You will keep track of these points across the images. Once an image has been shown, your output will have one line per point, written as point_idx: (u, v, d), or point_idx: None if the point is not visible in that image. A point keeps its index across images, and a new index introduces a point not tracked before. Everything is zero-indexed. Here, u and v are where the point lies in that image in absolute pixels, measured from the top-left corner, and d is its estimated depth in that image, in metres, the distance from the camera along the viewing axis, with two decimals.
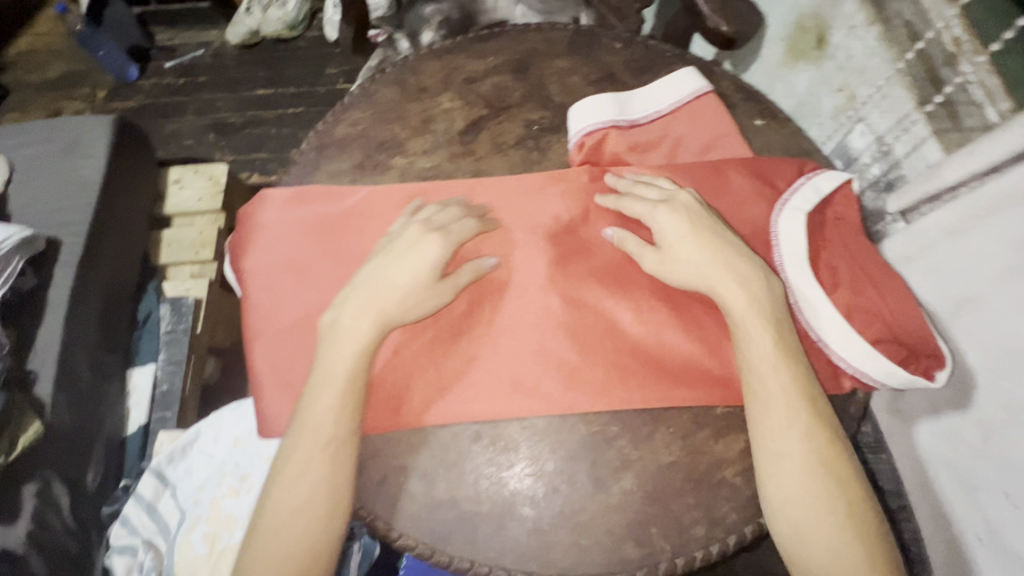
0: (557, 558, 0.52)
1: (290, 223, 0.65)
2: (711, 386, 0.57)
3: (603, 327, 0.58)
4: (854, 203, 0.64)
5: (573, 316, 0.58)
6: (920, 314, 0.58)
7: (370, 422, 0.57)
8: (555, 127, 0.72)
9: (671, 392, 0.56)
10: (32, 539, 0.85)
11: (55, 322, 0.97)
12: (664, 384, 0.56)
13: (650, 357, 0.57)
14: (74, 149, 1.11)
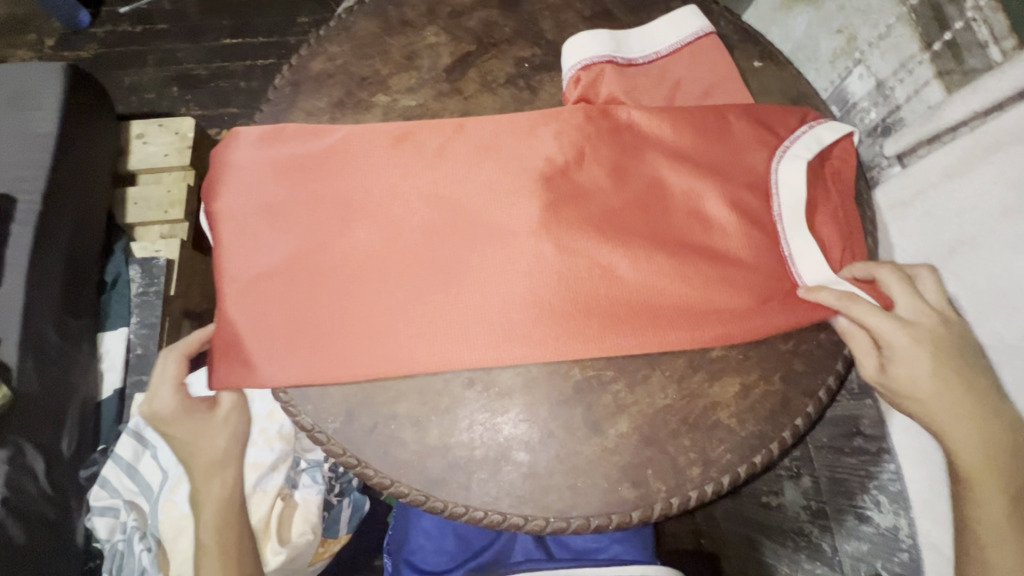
0: (553, 502, 0.52)
1: (265, 164, 0.61)
2: (705, 329, 0.56)
3: (595, 274, 0.56)
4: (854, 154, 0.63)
5: (564, 264, 0.56)
6: None
7: (351, 373, 0.54)
8: (547, 65, 0.68)
9: (663, 337, 0.55)
10: (6, 504, 0.82)
11: (16, 283, 0.92)
12: (657, 329, 0.55)
13: (641, 304, 0.56)
14: (23, 98, 1.02)
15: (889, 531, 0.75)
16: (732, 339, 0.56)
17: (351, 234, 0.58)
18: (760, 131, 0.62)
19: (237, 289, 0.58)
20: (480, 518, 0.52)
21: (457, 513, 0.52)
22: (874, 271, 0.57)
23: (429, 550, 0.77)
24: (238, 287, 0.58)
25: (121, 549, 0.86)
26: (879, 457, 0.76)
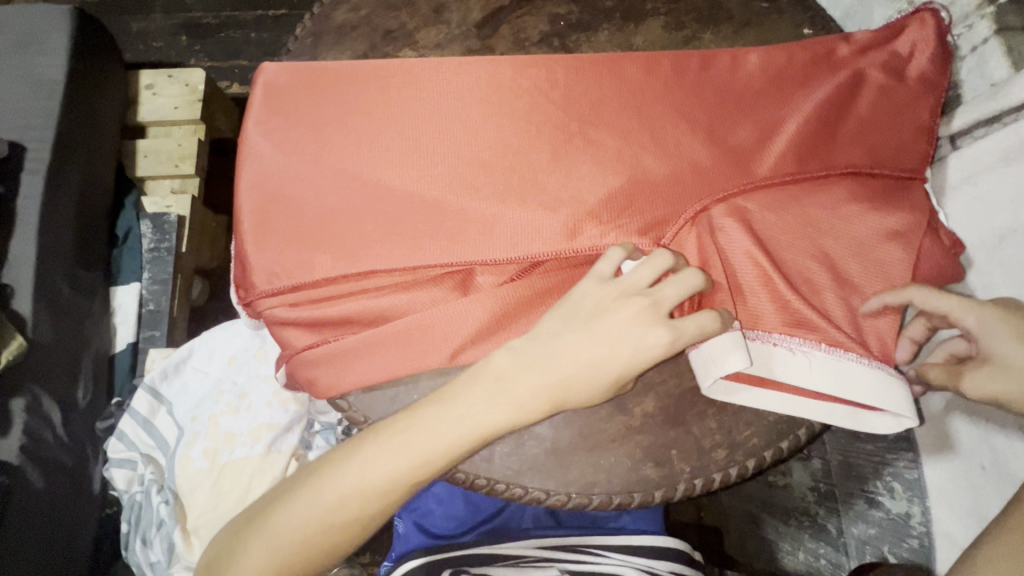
0: (574, 478, 0.51)
1: (356, 122, 0.57)
2: (765, 120, 0.56)
3: (659, 125, 0.56)
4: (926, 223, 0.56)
5: (645, 113, 0.57)
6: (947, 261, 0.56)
7: (381, 127, 0.56)
8: (584, 24, 0.64)
9: (729, 109, 0.57)
10: (25, 452, 0.84)
11: (29, 233, 0.91)
12: (720, 117, 0.56)
13: (713, 163, 0.54)
14: (30, 43, 0.98)
15: (900, 517, 0.75)
16: None
17: (441, 164, 0.55)
18: (811, 81, 0.58)
19: (306, 141, 0.57)
20: (501, 490, 0.51)
21: (477, 485, 0.52)
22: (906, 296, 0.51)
23: (439, 514, 0.78)
24: (310, 148, 0.57)
25: (139, 501, 0.87)
26: (896, 446, 0.75)
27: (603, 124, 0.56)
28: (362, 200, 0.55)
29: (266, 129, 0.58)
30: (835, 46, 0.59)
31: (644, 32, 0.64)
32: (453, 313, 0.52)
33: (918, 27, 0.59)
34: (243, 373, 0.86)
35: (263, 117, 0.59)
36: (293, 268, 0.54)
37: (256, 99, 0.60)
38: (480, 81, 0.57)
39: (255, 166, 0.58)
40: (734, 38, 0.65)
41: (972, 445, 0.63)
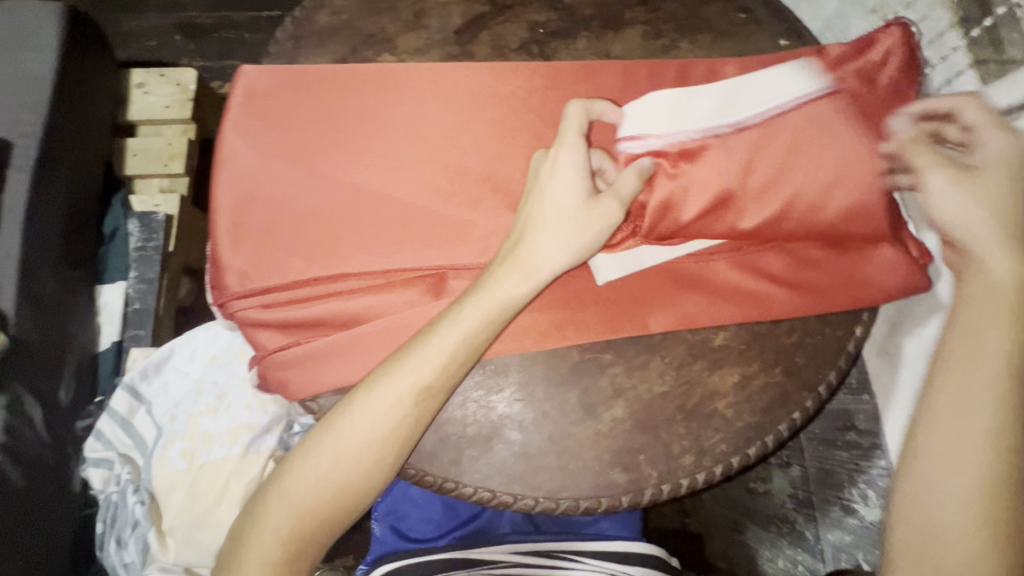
0: (543, 482, 0.52)
1: (331, 125, 0.57)
2: None
3: None
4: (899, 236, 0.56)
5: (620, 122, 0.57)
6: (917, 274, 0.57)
7: (356, 129, 0.57)
8: (563, 32, 0.65)
9: None
10: (7, 449, 0.82)
11: (14, 230, 0.90)
12: None
13: None
14: (20, 39, 0.98)
15: (874, 524, 0.77)
16: (726, 321, 0.55)
17: (413, 169, 0.56)
18: None
19: (281, 143, 0.57)
20: (469, 493, 0.52)
21: (446, 488, 0.52)
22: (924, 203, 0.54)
23: (416, 517, 0.77)
24: (285, 150, 0.57)
25: (115, 500, 0.86)
26: (870, 454, 0.77)
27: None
28: (335, 203, 0.55)
29: (243, 130, 0.58)
30: (807, 58, 0.60)
31: (622, 40, 0.65)
32: (423, 317, 0.53)
33: (887, 39, 0.58)
34: (222, 374, 0.86)
35: (240, 117, 0.59)
36: (266, 270, 0.54)
37: (234, 100, 0.59)
38: (456, 88, 0.58)
39: (228, 165, 0.58)
40: (711, 47, 0.65)
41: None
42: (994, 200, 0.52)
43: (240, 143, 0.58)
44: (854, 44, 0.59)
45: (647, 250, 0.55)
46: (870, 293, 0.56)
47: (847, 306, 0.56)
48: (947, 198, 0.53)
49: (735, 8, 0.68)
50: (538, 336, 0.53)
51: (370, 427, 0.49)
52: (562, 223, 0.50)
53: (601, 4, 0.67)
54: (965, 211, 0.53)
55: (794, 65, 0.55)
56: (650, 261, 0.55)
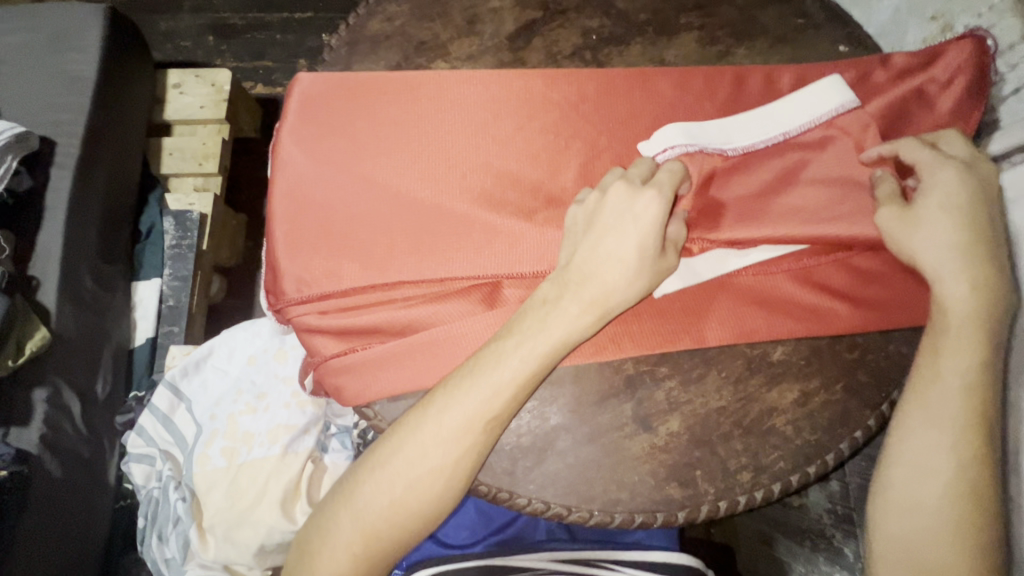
0: (597, 495, 0.51)
1: (384, 131, 0.57)
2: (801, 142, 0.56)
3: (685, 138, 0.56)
4: None
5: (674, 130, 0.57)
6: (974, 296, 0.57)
7: (409, 136, 0.57)
8: (617, 38, 0.64)
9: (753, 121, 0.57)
10: (45, 442, 0.85)
11: (55, 228, 0.92)
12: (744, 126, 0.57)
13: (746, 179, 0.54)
14: (64, 41, 1.00)
15: None
16: (785, 336, 0.54)
17: (466, 176, 0.55)
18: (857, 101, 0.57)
19: (334, 149, 0.58)
20: (522, 505, 0.51)
21: (499, 498, 0.51)
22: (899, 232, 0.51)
23: (451, 523, 0.77)
24: (338, 157, 0.57)
25: (156, 496, 0.88)
26: None
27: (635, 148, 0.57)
28: (389, 209, 0.55)
29: (299, 137, 0.59)
30: (869, 68, 0.59)
31: (677, 46, 0.64)
32: (477, 327, 0.53)
33: (956, 52, 0.57)
34: (262, 373, 0.87)
35: (295, 123, 0.59)
36: (322, 276, 0.55)
37: (292, 106, 0.60)
38: (510, 95, 0.58)
39: (283, 171, 0.58)
40: (767, 55, 0.64)
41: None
42: (937, 232, 0.50)
43: (294, 149, 0.58)
44: (916, 54, 0.58)
45: (703, 262, 0.54)
46: None
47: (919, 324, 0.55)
48: (897, 225, 0.51)
49: (793, 14, 0.66)
50: (593, 347, 0.53)
51: (439, 450, 0.49)
52: (624, 258, 0.50)
53: (655, 10, 0.66)
54: (919, 240, 0.50)
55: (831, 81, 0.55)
56: (707, 273, 0.54)
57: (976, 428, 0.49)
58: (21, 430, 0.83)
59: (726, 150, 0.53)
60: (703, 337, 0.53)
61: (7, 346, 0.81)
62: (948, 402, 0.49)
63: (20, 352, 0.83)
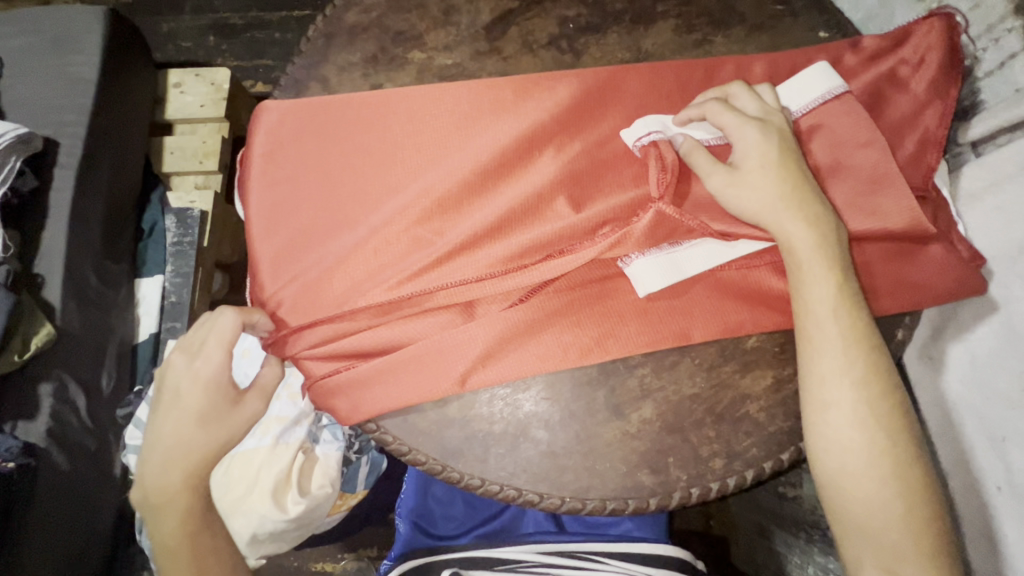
0: (569, 481, 0.51)
1: (356, 145, 0.57)
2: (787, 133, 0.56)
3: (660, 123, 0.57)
4: (945, 244, 0.56)
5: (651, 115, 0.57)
6: (964, 285, 0.56)
7: (381, 149, 0.57)
8: (594, 27, 0.64)
9: None
10: (51, 436, 0.87)
11: (59, 227, 0.94)
12: None
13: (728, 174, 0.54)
14: (65, 43, 1.02)
15: None
16: (766, 326, 0.53)
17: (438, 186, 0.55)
18: (855, 89, 0.57)
19: (308, 166, 0.58)
20: (495, 492, 0.52)
21: (472, 485, 0.52)
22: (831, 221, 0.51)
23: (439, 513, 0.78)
24: (312, 173, 0.58)
25: None
26: None
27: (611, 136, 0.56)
28: (365, 226, 0.55)
29: (269, 173, 0.59)
30: (840, 54, 0.58)
31: (654, 34, 0.64)
32: (462, 337, 0.52)
33: (926, 32, 0.58)
34: None
35: (264, 158, 0.60)
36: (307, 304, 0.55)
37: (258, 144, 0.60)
38: (480, 103, 0.57)
39: (261, 192, 0.59)
40: (747, 42, 0.64)
41: (991, 468, 0.58)
42: (772, 191, 0.51)
43: (271, 169, 0.59)
44: (886, 37, 0.59)
45: (687, 251, 0.54)
46: (928, 294, 0.55)
47: (909, 305, 0.55)
48: (728, 196, 0.52)
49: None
50: (578, 351, 0.52)
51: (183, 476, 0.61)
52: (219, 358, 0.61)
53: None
54: (787, 221, 0.50)
55: (823, 68, 0.56)
56: (693, 269, 0.53)
57: (885, 406, 0.48)
58: (28, 424, 0.86)
59: (711, 140, 0.55)
60: (680, 324, 0.53)
61: (12, 342, 0.83)
62: (854, 376, 0.49)
63: (26, 347, 0.85)
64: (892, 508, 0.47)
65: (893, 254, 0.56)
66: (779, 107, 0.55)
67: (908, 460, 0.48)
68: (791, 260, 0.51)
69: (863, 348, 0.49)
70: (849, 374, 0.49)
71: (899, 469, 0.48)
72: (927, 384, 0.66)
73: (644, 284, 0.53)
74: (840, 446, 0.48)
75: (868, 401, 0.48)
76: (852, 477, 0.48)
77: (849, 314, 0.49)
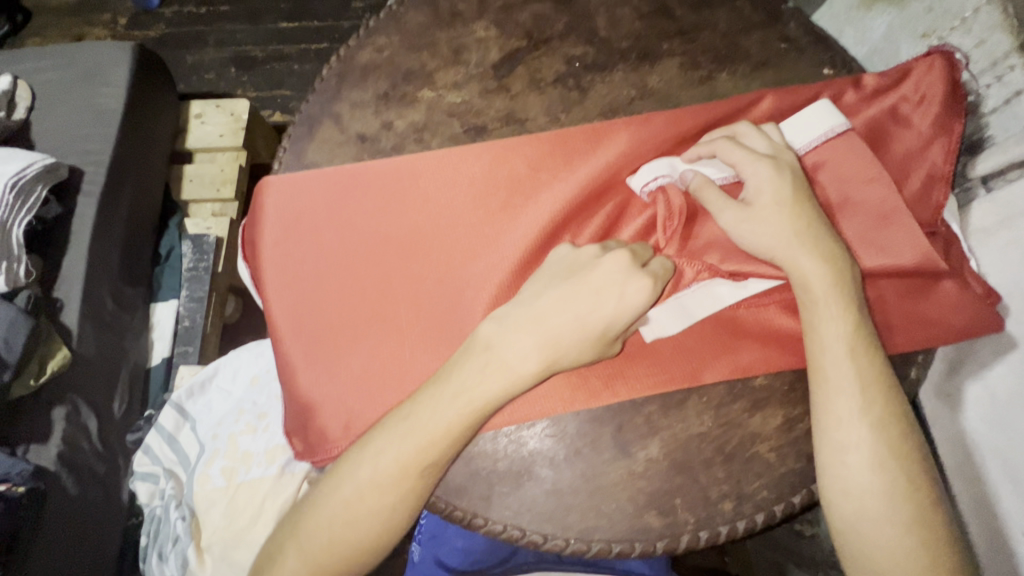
0: (574, 522, 0.50)
1: (379, 196, 0.58)
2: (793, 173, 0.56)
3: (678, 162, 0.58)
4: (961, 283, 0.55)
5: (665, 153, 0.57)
6: (983, 321, 0.54)
7: (406, 200, 0.57)
8: (600, 65, 0.65)
9: None
10: (63, 458, 0.88)
11: (79, 253, 0.96)
12: None
13: None
14: (93, 77, 1.07)
15: None
16: (776, 365, 0.53)
17: (466, 242, 0.56)
18: (861, 127, 0.58)
19: (331, 216, 0.58)
20: (498, 531, 0.51)
21: (474, 524, 0.51)
22: (849, 261, 0.51)
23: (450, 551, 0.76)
24: (335, 223, 0.58)
25: (159, 515, 0.88)
26: None
27: (619, 174, 0.56)
28: (391, 279, 0.55)
29: (287, 224, 0.58)
30: (842, 91, 0.58)
31: (659, 71, 0.65)
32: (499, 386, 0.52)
33: (925, 70, 0.58)
34: (263, 395, 0.86)
35: (282, 208, 0.59)
36: (331, 366, 0.55)
37: (274, 197, 0.59)
38: (506, 156, 0.58)
39: (282, 242, 0.58)
40: (751, 78, 0.65)
41: (1018, 514, 0.56)
42: (786, 227, 0.50)
43: (289, 218, 0.59)
44: (886, 74, 0.59)
45: (695, 293, 0.53)
46: (941, 331, 0.54)
47: (923, 343, 0.54)
48: (742, 233, 0.51)
49: (776, 37, 0.67)
50: (587, 391, 0.52)
51: None
52: None
53: (638, 37, 0.67)
54: (801, 261, 0.50)
55: (825, 105, 0.56)
56: (703, 308, 0.53)
57: (901, 450, 0.47)
58: (41, 448, 0.87)
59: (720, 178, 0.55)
60: (688, 361, 0.52)
61: (29, 365, 0.85)
62: (869, 420, 0.47)
63: (42, 371, 0.87)
64: (912, 560, 0.45)
65: (903, 293, 0.55)
66: (786, 144, 0.55)
67: (926, 507, 0.46)
68: (806, 298, 0.50)
69: (884, 389, 0.48)
70: (869, 417, 0.47)
71: (917, 519, 0.46)
72: (947, 423, 0.64)
73: (652, 329, 0.52)
74: (854, 493, 0.46)
75: (887, 445, 0.47)
76: (868, 526, 0.46)
77: (865, 355, 0.49)
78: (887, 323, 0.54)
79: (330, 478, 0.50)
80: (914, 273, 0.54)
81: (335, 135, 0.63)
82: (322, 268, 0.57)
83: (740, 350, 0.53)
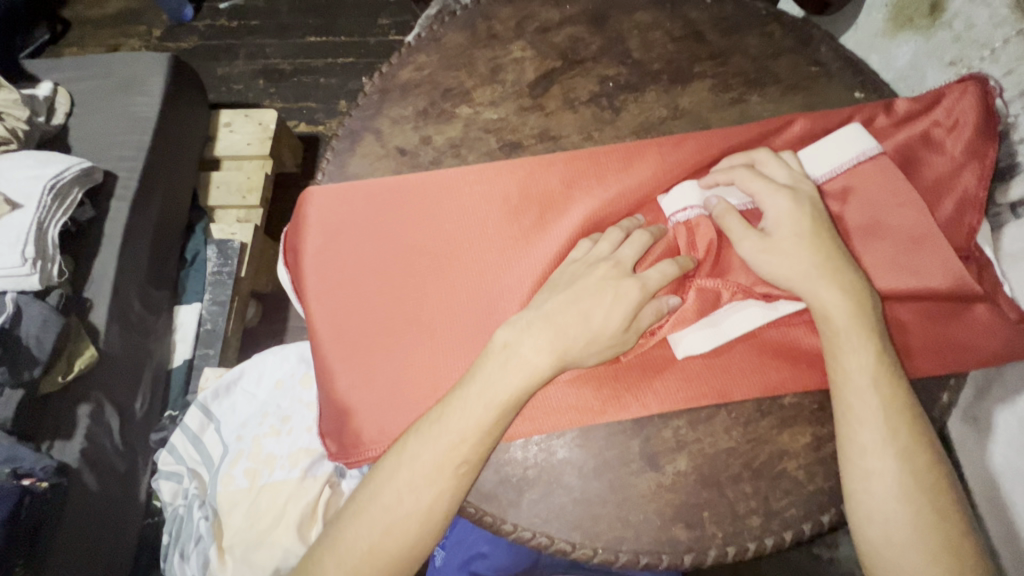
0: (602, 532, 0.51)
1: (418, 208, 0.60)
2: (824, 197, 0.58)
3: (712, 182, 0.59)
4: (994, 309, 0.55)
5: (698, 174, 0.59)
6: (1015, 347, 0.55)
7: (443, 212, 0.59)
8: (633, 86, 0.67)
9: None
10: (85, 456, 0.90)
11: (110, 255, 0.99)
12: None
13: None
14: (131, 86, 1.11)
15: None
16: (805, 385, 0.54)
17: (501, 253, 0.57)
18: (892, 152, 0.59)
19: (371, 226, 0.60)
20: (526, 538, 0.51)
21: (503, 530, 0.52)
22: (870, 292, 0.51)
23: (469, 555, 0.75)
24: (375, 233, 0.60)
25: (181, 514, 0.89)
26: None
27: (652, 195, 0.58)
28: (428, 288, 0.57)
29: (328, 233, 0.61)
30: (874, 115, 0.60)
31: (690, 93, 0.67)
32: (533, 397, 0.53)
33: (959, 94, 0.59)
34: (288, 398, 0.88)
35: (323, 219, 0.61)
36: (369, 371, 0.56)
37: (315, 208, 0.61)
38: (540, 171, 0.60)
39: (322, 251, 0.60)
40: (781, 101, 0.66)
41: None
42: (807, 259, 0.51)
43: (330, 228, 0.61)
44: (917, 100, 0.60)
45: (726, 313, 0.54)
46: (972, 355, 0.55)
47: (953, 366, 0.54)
48: (763, 263, 0.52)
49: (805, 62, 0.68)
50: (617, 405, 0.53)
51: None
52: None
53: (669, 60, 0.69)
54: (823, 292, 0.51)
55: (855, 129, 0.58)
56: (734, 328, 0.53)
57: (930, 474, 0.47)
58: (64, 444, 0.88)
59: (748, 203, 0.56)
60: (717, 378, 0.53)
61: (58, 363, 0.87)
62: (895, 445, 0.48)
63: (70, 369, 0.89)
64: None
65: (935, 316, 0.55)
66: (805, 174, 0.57)
67: (957, 534, 0.46)
68: (827, 327, 0.51)
69: (909, 418, 0.48)
70: (887, 448, 0.48)
71: (947, 547, 0.45)
72: (975, 449, 0.63)
73: (684, 347, 0.53)
74: (880, 517, 0.47)
75: (912, 475, 0.47)
76: (896, 551, 0.46)
77: (888, 383, 0.49)
78: (917, 345, 0.55)
79: (369, 482, 0.51)
80: (946, 298, 0.54)
81: (375, 149, 0.65)
82: (362, 276, 0.59)
83: (768, 368, 0.54)
